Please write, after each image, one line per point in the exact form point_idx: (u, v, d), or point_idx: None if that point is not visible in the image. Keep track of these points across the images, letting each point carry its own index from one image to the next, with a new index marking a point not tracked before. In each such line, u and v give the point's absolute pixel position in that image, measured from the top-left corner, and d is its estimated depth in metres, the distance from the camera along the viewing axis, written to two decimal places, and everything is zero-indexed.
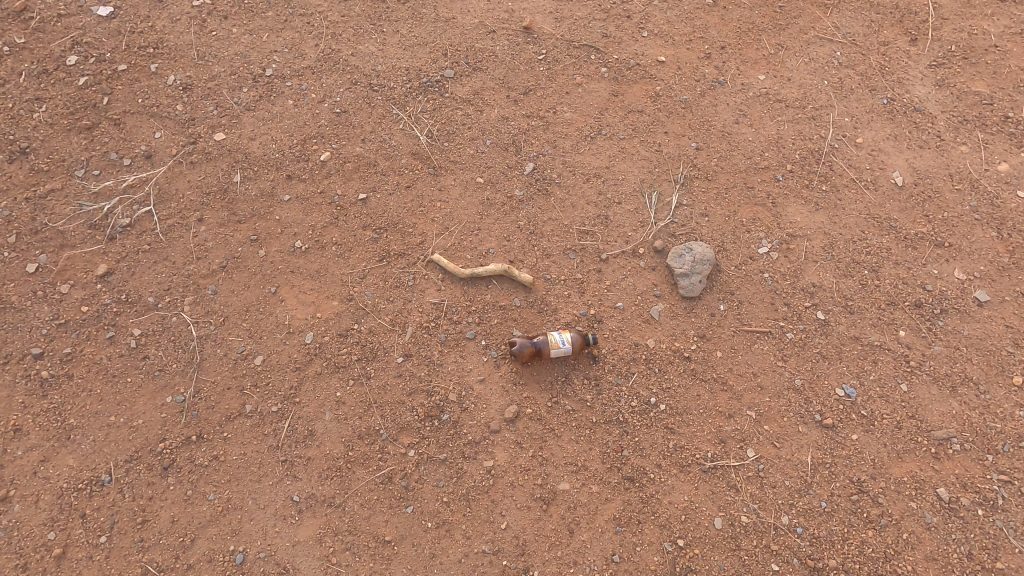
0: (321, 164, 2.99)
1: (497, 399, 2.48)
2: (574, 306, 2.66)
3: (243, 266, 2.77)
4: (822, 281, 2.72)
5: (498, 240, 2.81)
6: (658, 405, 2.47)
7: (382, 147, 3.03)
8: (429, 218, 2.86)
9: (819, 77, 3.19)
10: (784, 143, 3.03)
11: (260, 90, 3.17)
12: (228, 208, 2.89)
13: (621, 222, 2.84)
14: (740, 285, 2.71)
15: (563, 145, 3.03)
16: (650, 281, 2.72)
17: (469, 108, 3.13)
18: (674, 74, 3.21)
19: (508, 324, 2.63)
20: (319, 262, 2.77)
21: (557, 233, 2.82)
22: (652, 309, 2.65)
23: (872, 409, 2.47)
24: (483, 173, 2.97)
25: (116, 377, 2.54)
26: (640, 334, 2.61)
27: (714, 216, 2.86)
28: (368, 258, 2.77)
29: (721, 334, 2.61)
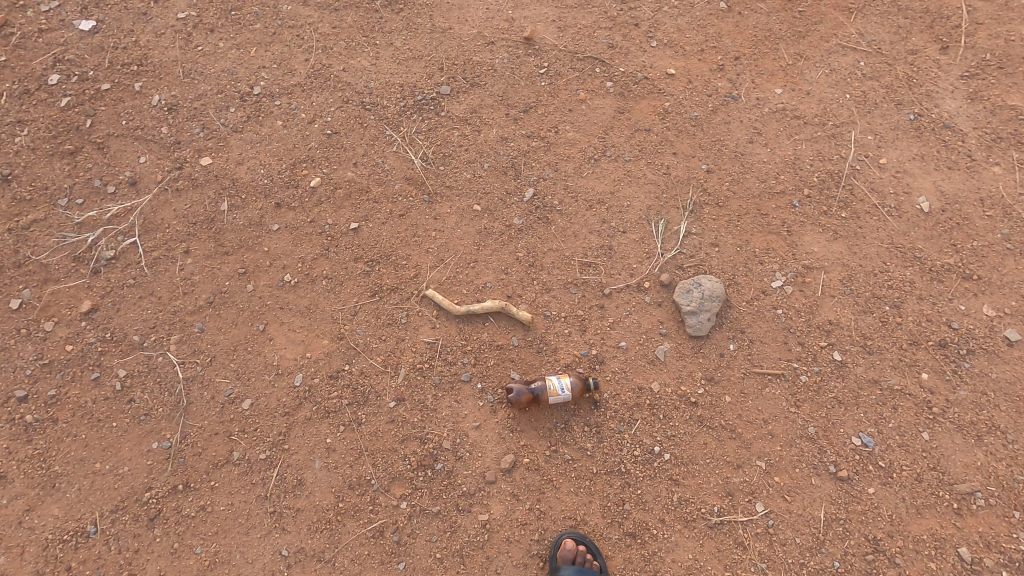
0: (312, 191, 2.85)
1: (493, 447, 2.38)
2: (575, 346, 2.53)
3: (231, 301, 2.66)
4: (840, 318, 2.55)
5: (496, 273, 2.67)
6: (662, 455, 2.35)
7: (374, 171, 2.88)
8: (423, 250, 2.73)
9: (841, 91, 2.97)
10: (802, 164, 2.83)
11: (248, 110, 3.02)
12: (215, 238, 2.78)
13: (625, 253, 2.69)
14: (752, 322, 2.55)
15: (565, 168, 2.86)
16: (656, 318, 2.57)
17: (466, 128, 2.96)
18: (684, 88, 3.01)
19: (505, 365, 2.50)
20: (309, 297, 2.66)
21: (558, 265, 2.68)
22: (658, 349, 2.51)
23: (890, 460, 2.33)
24: (481, 200, 2.81)
25: (102, 421, 2.47)
26: (645, 377, 2.47)
27: (725, 246, 2.69)
28: (360, 293, 2.65)
29: (731, 377, 2.47)
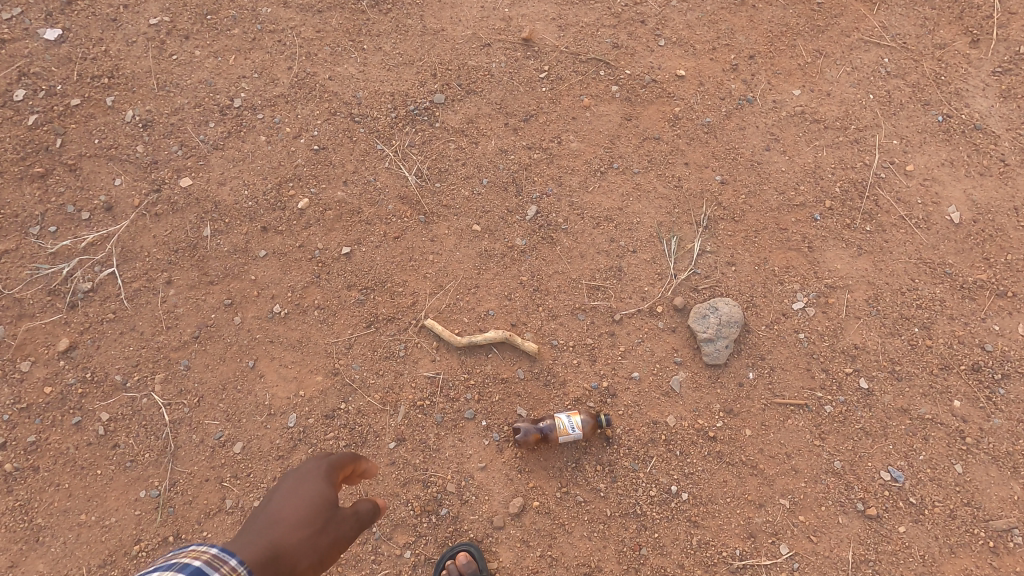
0: (300, 213, 2.68)
1: (500, 489, 2.25)
2: (584, 378, 2.38)
3: (217, 336, 2.51)
4: (866, 341, 2.40)
5: (499, 300, 2.52)
6: (680, 495, 2.22)
7: (366, 190, 2.70)
8: (421, 275, 2.57)
9: (864, 90, 2.77)
10: (823, 173, 2.65)
11: (228, 125, 2.83)
12: (198, 267, 2.61)
13: (636, 274, 2.53)
14: (772, 348, 2.40)
15: (570, 182, 2.68)
16: (670, 345, 2.42)
17: (462, 140, 2.77)
18: (696, 91, 2.81)
19: (511, 400, 2.36)
20: (301, 329, 2.50)
21: (564, 289, 2.52)
22: (673, 380, 2.37)
23: (922, 496, 2.19)
24: (480, 219, 2.64)
25: (85, 469, 2.33)
26: (659, 410, 2.33)
27: (742, 265, 2.52)
28: (354, 324, 2.50)
29: (751, 408, 2.33)
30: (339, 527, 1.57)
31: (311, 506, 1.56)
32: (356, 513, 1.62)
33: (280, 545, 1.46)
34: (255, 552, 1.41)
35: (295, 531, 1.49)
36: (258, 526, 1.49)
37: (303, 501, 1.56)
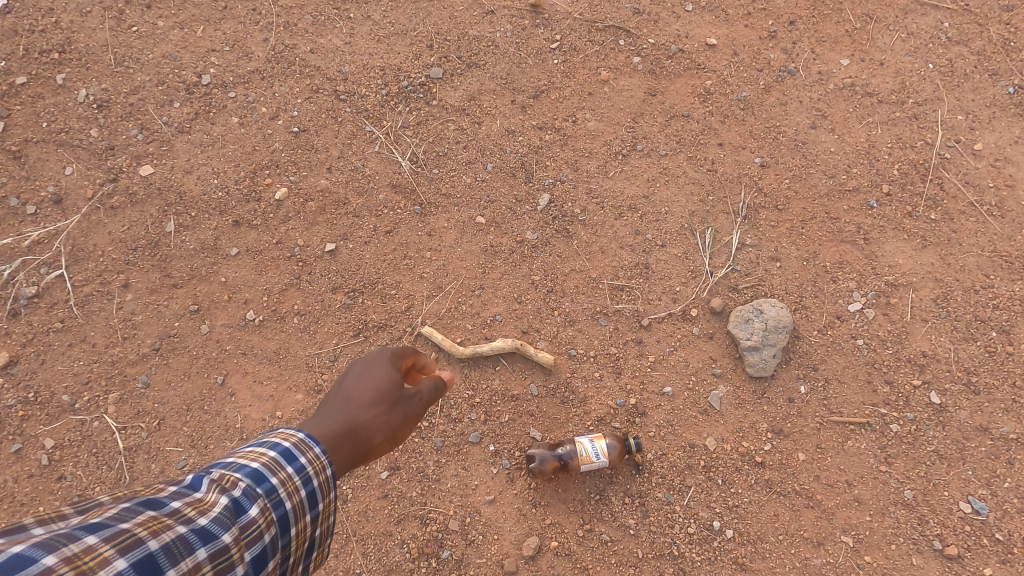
0: (277, 204, 2.33)
1: (512, 527, 1.92)
2: (608, 394, 2.05)
3: (181, 347, 2.17)
4: (935, 348, 2.06)
5: (507, 304, 2.18)
6: (724, 532, 1.89)
7: (353, 178, 2.36)
8: (417, 275, 2.23)
9: (922, 59, 2.42)
10: (878, 153, 2.30)
11: (196, 105, 2.47)
12: (160, 268, 2.27)
13: (665, 272, 2.19)
14: (826, 356, 2.07)
15: (587, 167, 2.34)
16: (707, 355, 2.08)
17: (463, 120, 2.42)
18: (729, 61, 2.46)
19: (523, 421, 2.03)
20: (278, 339, 2.16)
21: (583, 290, 2.18)
22: (711, 395, 2.03)
23: (1009, 532, 1.86)
24: (484, 210, 2.30)
25: (25, 505, 1.99)
26: (697, 431, 1.99)
27: (788, 260, 2.18)
28: (341, 333, 2.16)
29: (803, 428, 1.99)
30: (408, 407, 1.48)
31: (381, 387, 1.45)
32: (424, 392, 1.53)
33: (354, 424, 1.37)
34: (330, 430, 1.33)
35: (368, 410, 1.41)
36: (334, 406, 1.41)
37: (374, 382, 1.45)
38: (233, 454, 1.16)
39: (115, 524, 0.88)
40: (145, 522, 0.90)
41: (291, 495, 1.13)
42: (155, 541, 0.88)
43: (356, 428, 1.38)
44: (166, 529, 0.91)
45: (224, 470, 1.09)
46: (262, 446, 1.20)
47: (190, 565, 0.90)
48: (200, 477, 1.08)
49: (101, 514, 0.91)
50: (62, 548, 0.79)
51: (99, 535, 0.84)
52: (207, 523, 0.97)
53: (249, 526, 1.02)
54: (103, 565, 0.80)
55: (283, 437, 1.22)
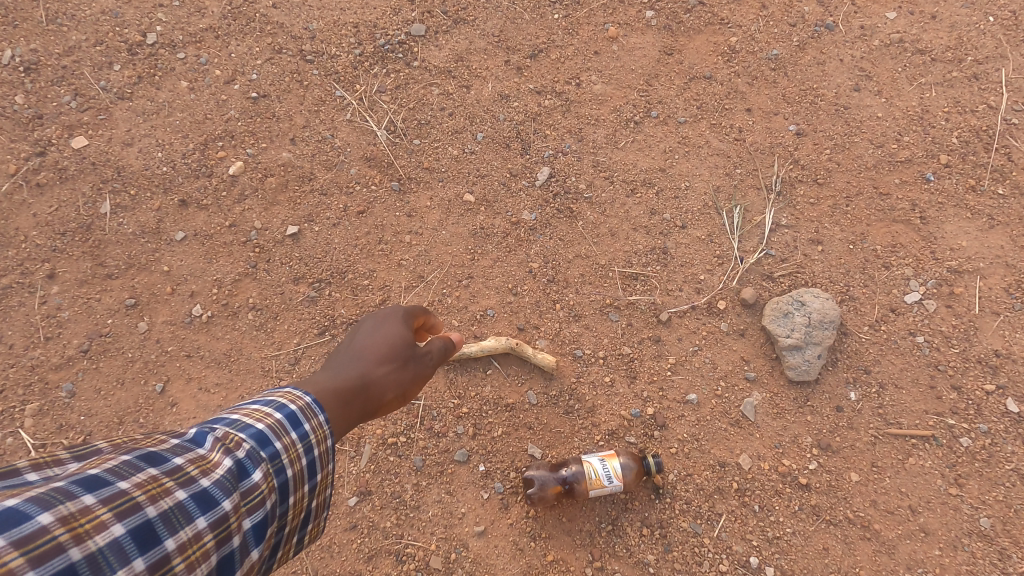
0: (231, 180, 1.99)
1: (506, 563, 1.60)
2: (621, 403, 1.72)
3: (115, 349, 1.83)
4: (1010, 347, 1.72)
5: (500, 296, 1.85)
6: (762, 570, 1.56)
7: (320, 150, 2.02)
8: (394, 263, 1.90)
9: (981, 11, 2.08)
10: (933, 119, 1.97)
11: (138, 67, 2.12)
12: (92, 255, 1.92)
13: (686, 258, 1.86)
14: (879, 357, 1.74)
15: (593, 137, 2.01)
16: (738, 355, 1.75)
17: (449, 83, 2.08)
18: (757, 15, 2.12)
19: (519, 436, 1.70)
20: (229, 339, 1.83)
21: (590, 279, 1.85)
22: (744, 404, 1.70)
23: None
24: (474, 186, 1.97)
25: None
26: (727, 447, 1.67)
27: (832, 243, 1.85)
28: (303, 331, 1.83)
29: (855, 443, 1.67)
30: (422, 365, 1.33)
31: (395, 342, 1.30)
32: (435, 352, 1.38)
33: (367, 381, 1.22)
34: (342, 384, 1.19)
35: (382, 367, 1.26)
36: (345, 360, 1.27)
37: (388, 337, 1.30)
38: (233, 409, 0.96)
39: (111, 480, 0.72)
40: (144, 482, 0.74)
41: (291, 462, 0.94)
42: (152, 507, 0.72)
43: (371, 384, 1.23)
44: (166, 492, 0.74)
45: (226, 426, 0.90)
46: (262, 402, 0.99)
47: (187, 538, 0.73)
48: (199, 431, 0.89)
49: (93, 468, 0.74)
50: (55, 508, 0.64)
51: (92, 494, 0.68)
52: (209, 487, 0.79)
53: (249, 494, 0.83)
54: (93, 534, 0.64)
55: (289, 398, 1.02)
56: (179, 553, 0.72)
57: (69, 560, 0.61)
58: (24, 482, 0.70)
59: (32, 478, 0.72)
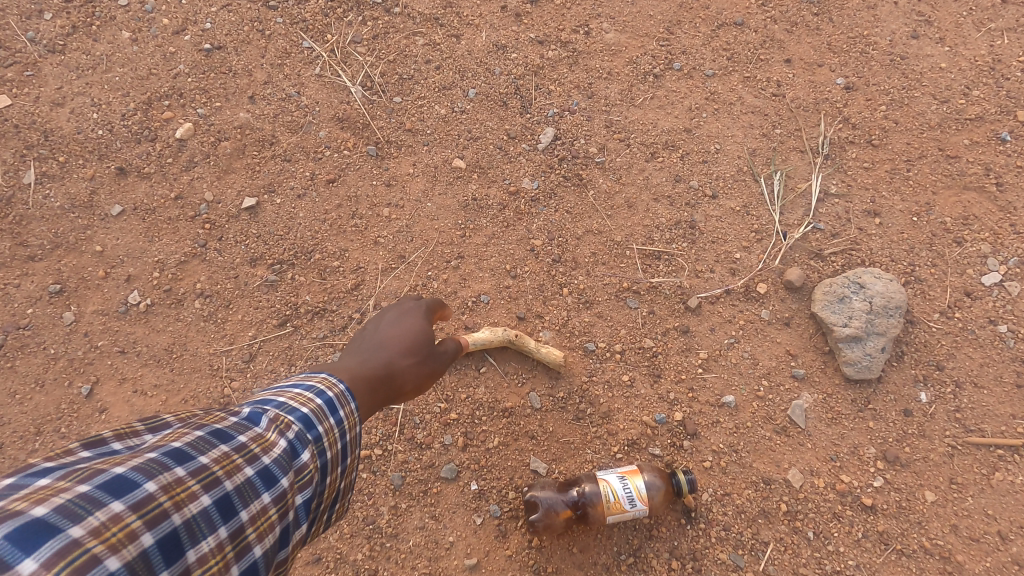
0: (179, 146, 1.68)
1: None
2: (642, 407, 1.42)
3: (34, 344, 1.52)
4: None
5: (496, 279, 1.55)
6: None
7: (284, 110, 1.71)
8: (370, 241, 1.59)
9: None
10: (1007, 69, 1.67)
11: (71, 14, 1.81)
12: (10, 233, 1.61)
13: (718, 233, 1.56)
14: (954, 350, 1.44)
15: (605, 93, 1.70)
16: (783, 349, 1.46)
17: (436, 32, 1.78)
18: None
19: (520, 447, 1.41)
20: (171, 331, 1.52)
21: (604, 259, 1.55)
22: (792, 408, 1.41)
23: None
24: (465, 151, 1.66)
25: None
26: (772, 460, 1.37)
27: (891, 215, 1.55)
28: (260, 322, 1.52)
29: (928, 455, 1.37)
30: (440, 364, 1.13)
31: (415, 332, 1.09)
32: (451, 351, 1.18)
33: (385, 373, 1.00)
34: (356, 375, 0.96)
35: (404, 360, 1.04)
36: (358, 351, 1.05)
37: (411, 326, 1.09)
38: (285, 382, 0.86)
39: (192, 448, 0.67)
40: (223, 453, 0.68)
41: (341, 437, 0.84)
42: (232, 479, 0.67)
43: (390, 377, 1.01)
44: (248, 461, 0.69)
45: (288, 396, 0.81)
46: (308, 379, 0.88)
47: (262, 511, 0.67)
48: (264, 397, 0.81)
49: (174, 436, 0.70)
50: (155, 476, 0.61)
51: (178, 463, 0.64)
52: (279, 460, 0.72)
53: (310, 468, 0.76)
54: (187, 503, 0.61)
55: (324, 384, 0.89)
56: (252, 525, 0.66)
57: (169, 529, 0.59)
58: (115, 450, 0.66)
59: (123, 445, 0.68)
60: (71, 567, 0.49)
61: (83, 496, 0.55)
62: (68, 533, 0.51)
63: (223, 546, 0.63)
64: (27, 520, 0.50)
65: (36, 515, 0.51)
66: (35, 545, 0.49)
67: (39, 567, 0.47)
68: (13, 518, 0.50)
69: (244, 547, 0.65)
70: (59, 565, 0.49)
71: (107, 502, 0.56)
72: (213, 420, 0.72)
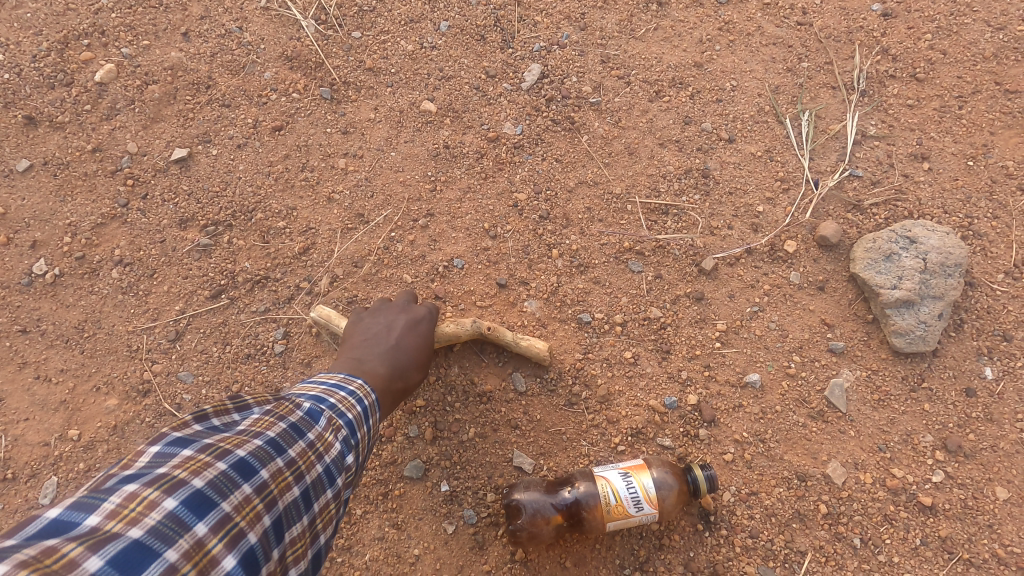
0: (98, 90, 1.41)
1: None
2: (649, 389, 1.18)
3: None
4: None
5: (472, 240, 1.30)
6: None
7: (224, 48, 1.45)
8: (322, 197, 1.34)
9: None
10: None
11: None
12: None
13: (737, 183, 1.31)
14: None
15: (601, 23, 1.44)
16: (816, 318, 1.21)
17: None
18: None
19: (502, 440, 1.16)
20: (83, 306, 1.27)
21: (600, 214, 1.30)
22: (830, 388, 1.16)
23: None
24: (436, 92, 1.41)
25: None
26: (807, 452, 1.13)
27: (942, 160, 1.30)
28: (191, 294, 1.27)
29: (999, 445, 1.12)
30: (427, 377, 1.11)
31: (430, 338, 1.09)
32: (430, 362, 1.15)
33: (406, 382, 1.01)
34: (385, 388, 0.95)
35: (419, 369, 1.04)
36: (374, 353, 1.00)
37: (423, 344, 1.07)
38: (328, 383, 0.84)
39: (283, 436, 0.71)
40: (306, 445, 0.72)
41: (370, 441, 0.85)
42: (311, 472, 0.71)
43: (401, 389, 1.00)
44: (319, 457, 0.73)
45: (337, 398, 0.80)
46: (347, 385, 0.85)
47: (328, 505, 0.73)
48: (315, 392, 0.81)
49: (264, 421, 0.73)
50: (265, 462, 0.67)
51: (278, 450, 0.69)
52: (338, 460, 0.76)
53: (353, 469, 0.79)
54: (286, 491, 0.67)
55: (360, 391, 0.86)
56: (319, 515, 0.72)
57: (275, 515, 0.65)
58: (217, 426, 0.70)
59: (221, 421, 0.72)
60: (229, 536, 0.58)
61: (223, 474, 0.62)
62: (222, 507, 0.60)
63: (305, 532, 0.70)
64: (192, 491, 0.59)
65: (196, 486, 0.59)
66: (203, 513, 0.58)
67: (207, 531, 0.57)
68: (182, 486, 0.59)
69: (317, 535, 0.72)
70: (221, 532, 0.58)
71: (241, 483, 0.63)
72: (293, 410, 0.75)
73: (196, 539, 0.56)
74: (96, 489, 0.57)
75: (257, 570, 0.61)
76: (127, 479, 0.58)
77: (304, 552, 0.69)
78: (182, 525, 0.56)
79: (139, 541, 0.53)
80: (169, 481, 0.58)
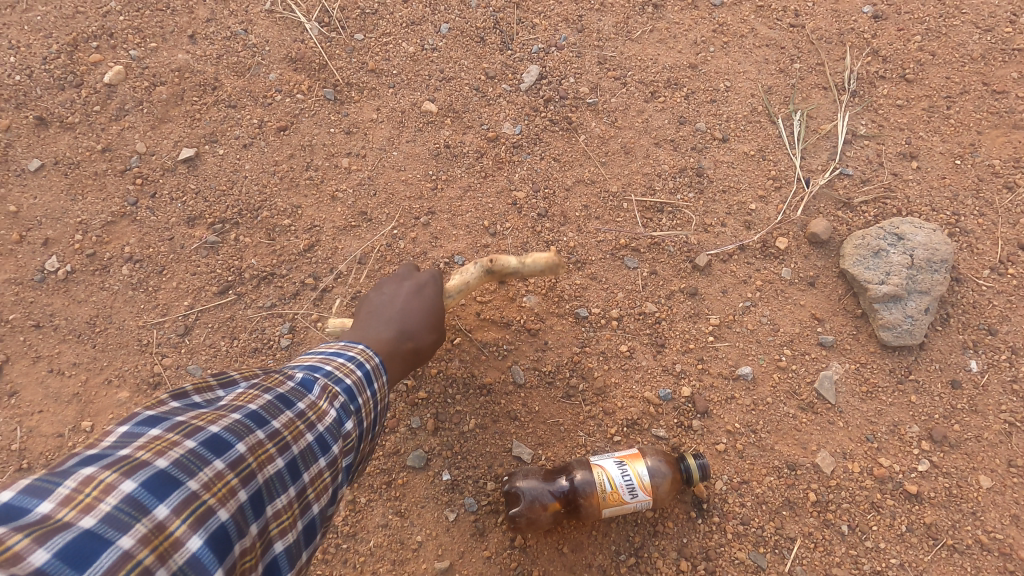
0: (107, 91, 1.44)
1: None
2: (644, 381, 1.21)
3: None
4: None
5: (473, 237, 1.33)
6: None
7: (230, 50, 1.48)
8: (326, 196, 1.38)
9: None
10: None
11: None
12: None
13: (730, 182, 1.35)
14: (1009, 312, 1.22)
15: (598, 26, 1.48)
16: (807, 313, 1.25)
17: None
18: None
19: (502, 430, 1.20)
20: (94, 302, 1.31)
21: (597, 212, 1.34)
22: (820, 380, 1.20)
23: None
24: (437, 93, 1.44)
25: None
26: (797, 442, 1.17)
27: (930, 159, 1.34)
28: (199, 290, 1.31)
29: (982, 435, 1.15)
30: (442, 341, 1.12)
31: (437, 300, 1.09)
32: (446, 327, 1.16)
33: (416, 344, 1.02)
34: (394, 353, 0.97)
35: (431, 332, 1.05)
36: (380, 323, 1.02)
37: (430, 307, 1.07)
38: (328, 351, 0.86)
39: (264, 410, 0.69)
40: (290, 417, 0.70)
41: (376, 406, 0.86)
42: (298, 443, 0.70)
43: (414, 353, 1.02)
44: (308, 428, 0.72)
45: (335, 364, 0.82)
46: (347, 351, 0.87)
47: (320, 474, 0.71)
48: (312, 362, 0.82)
49: (246, 395, 0.71)
50: (242, 436, 0.65)
51: (257, 424, 0.67)
52: (330, 428, 0.74)
53: (353, 435, 0.79)
54: (266, 464, 0.65)
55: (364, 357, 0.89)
56: (311, 485, 0.71)
57: (254, 488, 0.63)
58: (196, 403, 0.69)
59: (201, 399, 0.70)
60: (194, 517, 0.56)
61: (190, 452, 0.60)
62: (187, 486, 0.58)
63: (292, 504, 0.68)
64: (153, 473, 0.57)
65: (159, 468, 0.57)
66: (166, 494, 0.56)
67: (169, 514, 0.55)
68: (143, 468, 0.56)
69: (308, 506, 0.70)
70: (185, 512, 0.56)
71: (211, 460, 0.61)
72: (277, 383, 0.73)
73: (156, 522, 0.54)
74: (54, 471, 0.55)
75: (231, 546, 0.59)
76: (87, 461, 0.56)
77: (292, 523, 0.67)
78: (141, 508, 0.54)
79: (90, 530, 0.50)
80: (129, 463, 0.56)
